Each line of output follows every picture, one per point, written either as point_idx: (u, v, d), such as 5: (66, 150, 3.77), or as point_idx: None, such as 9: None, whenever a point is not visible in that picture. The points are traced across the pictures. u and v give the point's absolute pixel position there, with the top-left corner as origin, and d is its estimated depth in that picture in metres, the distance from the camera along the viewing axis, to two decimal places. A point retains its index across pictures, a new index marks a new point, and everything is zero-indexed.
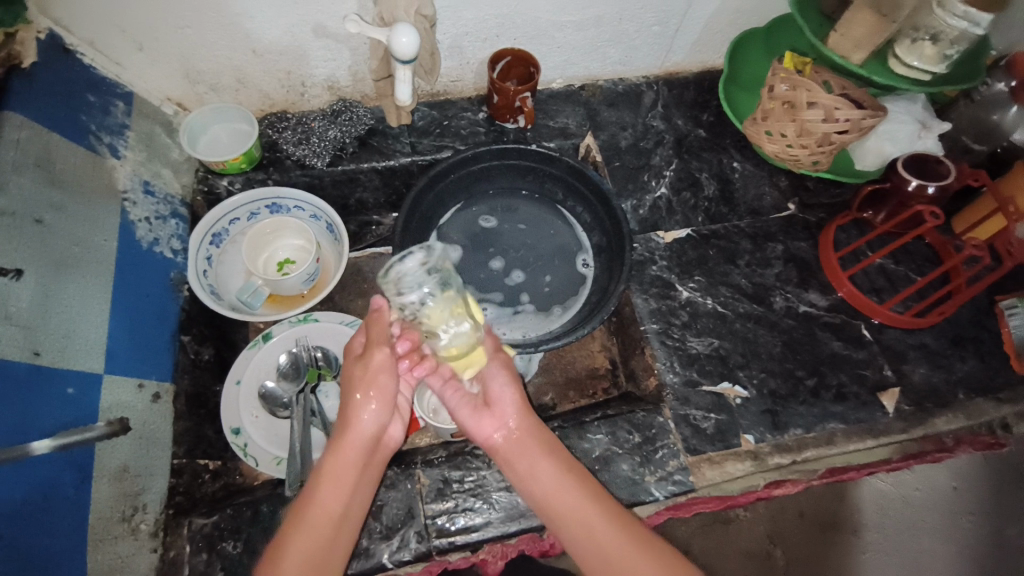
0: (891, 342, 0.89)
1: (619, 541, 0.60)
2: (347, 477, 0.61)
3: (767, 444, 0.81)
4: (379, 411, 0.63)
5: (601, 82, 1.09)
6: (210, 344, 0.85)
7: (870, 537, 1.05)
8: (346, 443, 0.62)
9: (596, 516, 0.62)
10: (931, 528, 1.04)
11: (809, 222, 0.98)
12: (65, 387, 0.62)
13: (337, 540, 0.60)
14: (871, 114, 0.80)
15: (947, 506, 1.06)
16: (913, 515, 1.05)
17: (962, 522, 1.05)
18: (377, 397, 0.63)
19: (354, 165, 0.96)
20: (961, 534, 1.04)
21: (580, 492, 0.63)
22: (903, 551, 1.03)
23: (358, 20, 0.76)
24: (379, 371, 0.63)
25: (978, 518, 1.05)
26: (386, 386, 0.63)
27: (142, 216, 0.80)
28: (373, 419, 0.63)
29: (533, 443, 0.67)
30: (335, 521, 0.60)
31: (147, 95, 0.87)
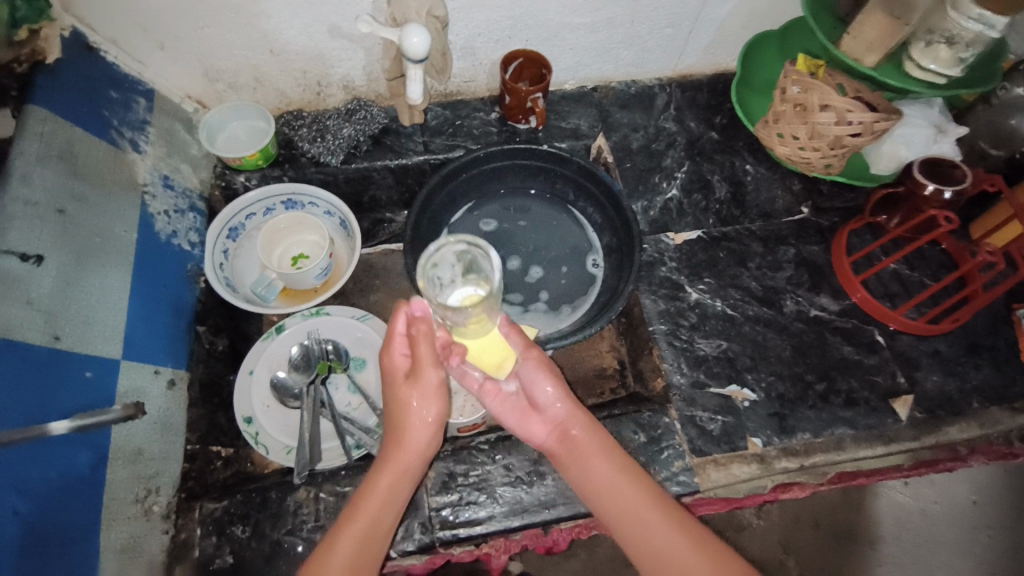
0: (904, 348, 0.87)
1: (670, 535, 0.61)
2: (395, 489, 0.64)
3: (774, 448, 0.80)
4: (428, 427, 0.66)
5: (614, 84, 1.09)
6: (225, 336, 0.87)
7: (886, 551, 1.06)
8: (398, 457, 0.65)
9: (653, 516, 0.63)
10: (949, 541, 1.05)
11: (821, 225, 0.97)
12: (83, 371, 0.64)
13: (379, 547, 0.62)
14: (884, 116, 0.79)
15: (966, 520, 1.06)
16: (933, 527, 1.06)
17: (981, 538, 1.06)
18: (427, 411, 0.66)
19: (367, 163, 0.97)
20: (977, 548, 1.05)
21: (637, 491, 0.64)
22: (918, 563, 1.04)
23: (370, 21, 0.78)
24: (429, 389, 0.65)
25: (997, 533, 1.06)
26: (433, 404, 0.66)
27: (161, 209, 0.82)
28: (422, 434, 0.66)
29: (594, 442, 0.67)
30: (379, 529, 0.62)
31: (168, 93, 0.89)
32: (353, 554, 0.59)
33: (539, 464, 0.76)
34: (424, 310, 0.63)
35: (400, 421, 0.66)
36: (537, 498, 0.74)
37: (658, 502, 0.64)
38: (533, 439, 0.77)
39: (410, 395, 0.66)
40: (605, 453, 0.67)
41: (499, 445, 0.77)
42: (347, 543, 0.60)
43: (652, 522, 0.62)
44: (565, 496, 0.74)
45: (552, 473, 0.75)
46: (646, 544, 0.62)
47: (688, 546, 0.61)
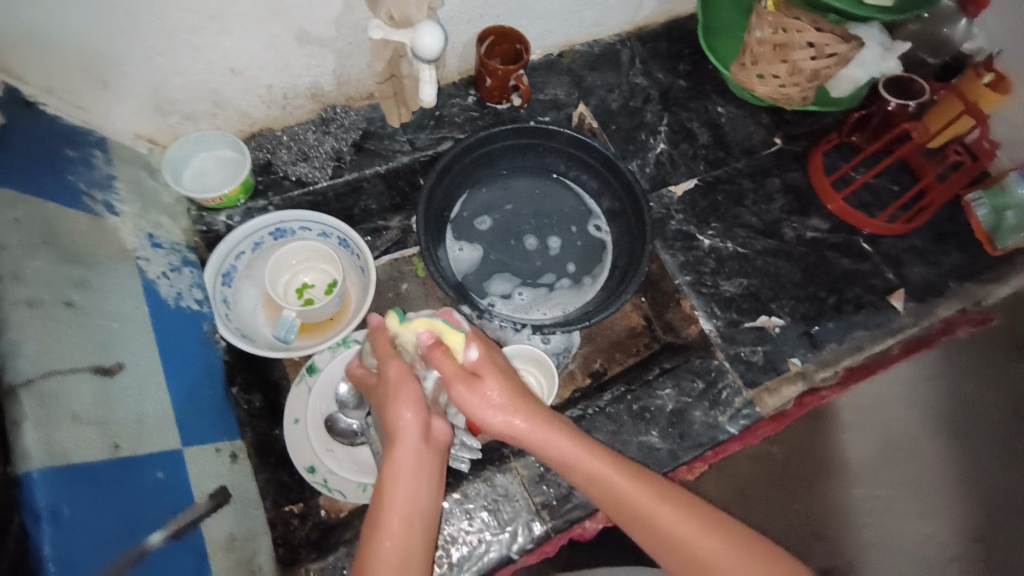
0: (888, 249, 0.98)
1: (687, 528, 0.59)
2: (415, 483, 0.59)
3: (811, 363, 0.89)
4: (422, 421, 0.62)
5: (578, 47, 1.07)
6: (258, 389, 0.82)
7: (849, 417, 0.99)
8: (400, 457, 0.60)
9: (669, 516, 0.60)
10: (898, 398, 0.99)
11: (796, 152, 1.04)
12: (154, 473, 0.58)
13: (417, 547, 0.57)
14: (853, 46, 0.85)
15: (918, 371, 0.99)
16: (883, 385, 0.99)
17: (932, 386, 1.00)
18: (415, 409, 0.62)
19: (357, 173, 0.91)
20: (927, 396, 1.00)
21: (652, 496, 0.61)
22: (876, 422, 0.99)
23: (380, 25, 0.73)
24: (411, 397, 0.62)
25: (947, 374, 1.00)
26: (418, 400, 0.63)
27: (160, 271, 0.73)
28: (417, 420, 0.61)
29: (556, 437, 0.63)
30: (409, 531, 0.58)
31: (120, 137, 0.78)
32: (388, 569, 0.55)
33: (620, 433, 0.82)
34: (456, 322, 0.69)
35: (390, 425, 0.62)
36: None
37: (669, 499, 0.61)
38: (608, 414, 0.83)
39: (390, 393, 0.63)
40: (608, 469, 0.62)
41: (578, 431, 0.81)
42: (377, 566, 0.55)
43: (669, 522, 0.60)
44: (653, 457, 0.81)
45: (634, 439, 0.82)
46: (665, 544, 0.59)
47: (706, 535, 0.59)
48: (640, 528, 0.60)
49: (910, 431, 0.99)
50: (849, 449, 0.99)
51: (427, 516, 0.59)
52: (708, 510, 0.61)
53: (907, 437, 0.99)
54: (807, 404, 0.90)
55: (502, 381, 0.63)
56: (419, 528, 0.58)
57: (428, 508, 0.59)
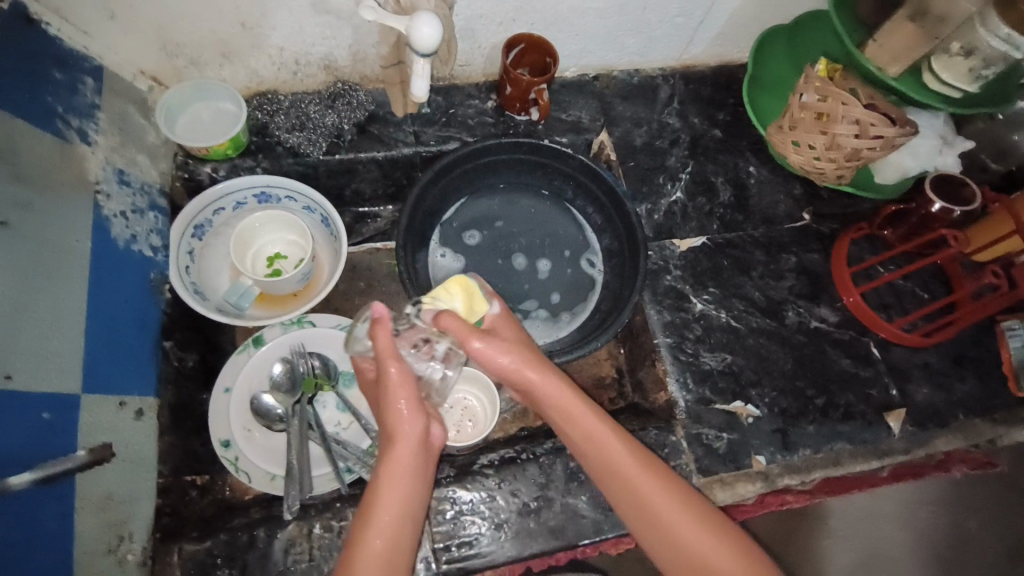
0: (897, 360, 0.89)
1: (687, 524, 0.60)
2: (411, 483, 0.61)
3: (777, 465, 0.81)
4: (423, 424, 0.63)
5: (616, 73, 1.02)
6: (196, 349, 0.80)
7: (834, 522, 0.95)
8: (400, 455, 0.61)
9: (670, 507, 0.61)
10: (890, 513, 0.96)
11: (822, 233, 0.96)
12: (40, 413, 0.58)
13: (409, 544, 0.59)
14: (903, 131, 0.77)
15: (909, 493, 0.96)
16: (874, 497, 0.95)
17: (920, 511, 0.96)
18: (417, 408, 0.63)
19: (352, 154, 0.88)
20: (919, 524, 0.95)
21: (653, 483, 0.62)
22: (862, 534, 0.94)
23: (375, 8, 0.71)
24: (405, 380, 0.63)
25: (937, 507, 0.97)
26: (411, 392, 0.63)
27: (118, 210, 0.73)
28: (417, 422, 0.63)
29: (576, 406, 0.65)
30: (403, 528, 0.58)
31: (119, 69, 0.77)
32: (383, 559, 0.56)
33: (547, 489, 0.73)
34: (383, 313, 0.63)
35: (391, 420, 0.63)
36: (545, 525, 0.72)
37: (673, 486, 0.63)
38: (541, 464, 0.75)
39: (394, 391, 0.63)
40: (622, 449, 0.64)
41: (505, 471, 0.74)
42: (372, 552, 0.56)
43: (670, 513, 0.61)
44: (575, 523, 0.72)
45: (559, 498, 0.73)
46: (663, 535, 0.61)
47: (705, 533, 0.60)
48: (641, 516, 0.62)
49: (898, 560, 0.94)
50: (827, 557, 0.93)
51: (419, 513, 0.60)
52: (706, 506, 0.62)
53: (889, 555, 0.94)
54: (768, 505, 0.81)
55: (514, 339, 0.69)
56: (410, 528, 0.59)
57: (417, 507, 0.60)
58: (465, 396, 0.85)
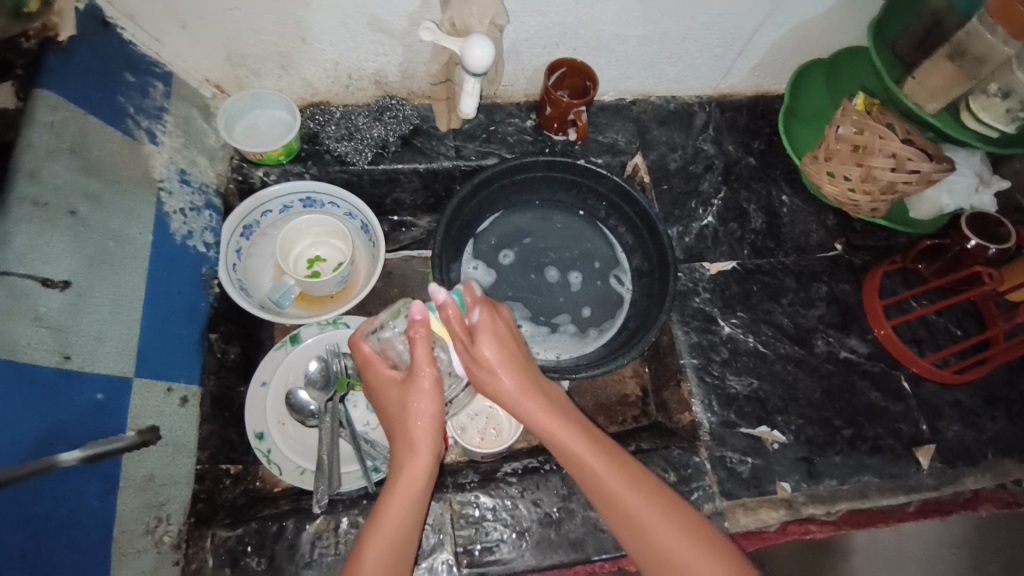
0: (927, 396, 0.87)
1: (692, 556, 0.59)
2: (419, 492, 0.62)
3: (802, 494, 0.80)
4: (439, 437, 0.64)
5: (654, 99, 1.04)
6: (237, 342, 0.83)
7: (859, 562, 0.92)
8: (412, 466, 0.62)
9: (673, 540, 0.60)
10: (918, 555, 0.93)
11: (854, 264, 0.96)
12: (94, 393, 0.61)
13: (411, 545, 0.61)
14: (939, 166, 0.77)
15: (936, 535, 0.94)
16: (901, 539, 0.93)
17: (947, 555, 0.94)
18: (436, 422, 0.63)
19: (395, 165, 0.92)
20: (944, 566, 0.93)
21: (654, 508, 0.61)
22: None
23: (432, 28, 0.74)
24: (427, 393, 0.62)
25: (964, 552, 0.95)
26: (433, 404, 0.63)
27: (178, 207, 0.77)
28: (433, 435, 0.63)
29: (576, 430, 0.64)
30: (407, 532, 0.61)
31: (185, 76, 0.82)
32: (384, 562, 0.59)
33: (569, 501, 0.74)
34: (422, 313, 0.62)
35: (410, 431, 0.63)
36: (565, 537, 0.72)
37: (678, 517, 0.62)
38: (563, 475, 0.75)
39: (416, 402, 0.63)
40: (619, 480, 0.62)
41: (528, 480, 0.75)
42: (375, 553, 0.59)
43: (674, 547, 0.60)
44: (595, 538, 0.72)
45: (581, 511, 0.74)
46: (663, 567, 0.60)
47: (712, 567, 0.59)
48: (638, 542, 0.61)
49: None
50: None
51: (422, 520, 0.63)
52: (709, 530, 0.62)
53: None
54: (791, 533, 0.81)
55: (501, 344, 0.64)
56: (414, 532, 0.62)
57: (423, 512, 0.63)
58: (491, 405, 0.85)
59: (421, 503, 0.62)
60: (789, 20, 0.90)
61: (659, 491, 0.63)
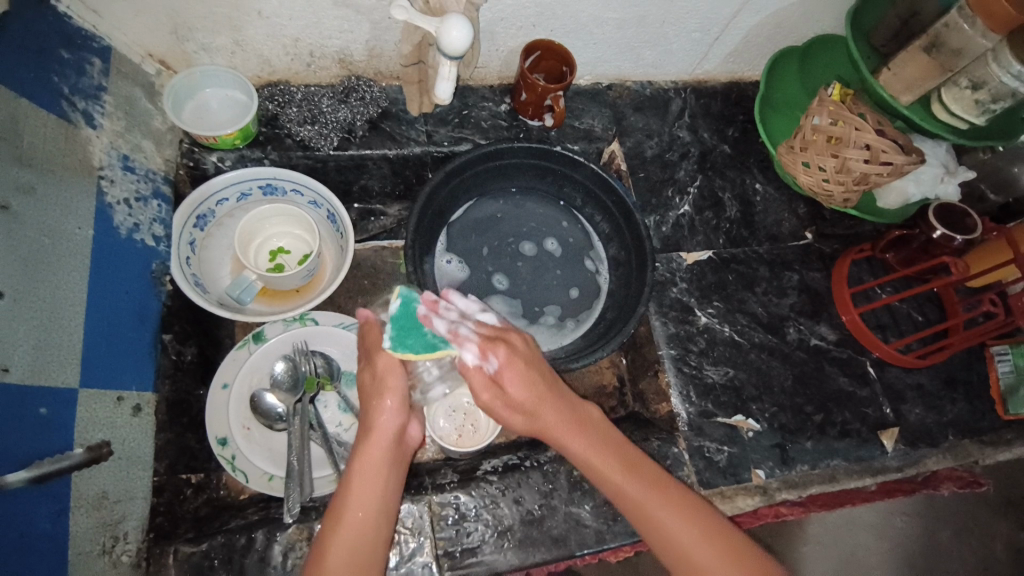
0: (892, 380, 0.91)
1: (682, 529, 0.60)
2: (384, 480, 0.61)
3: (776, 480, 0.82)
4: (401, 418, 0.64)
5: (630, 84, 1.02)
6: (194, 342, 0.77)
7: (812, 529, 0.96)
8: (370, 449, 0.62)
9: (641, 495, 0.61)
10: (868, 523, 0.98)
11: (824, 252, 0.97)
12: (37, 408, 0.56)
13: (383, 536, 0.59)
14: (911, 158, 0.78)
15: (884, 505, 0.98)
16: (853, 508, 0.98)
17: (894, 521, 0.98)
18: (398, 403, 0.64)
19: (363, 151, 0.86)
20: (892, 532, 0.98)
21: (671, 510, 0.60)
22: (840, 544, 0.96)
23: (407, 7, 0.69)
24: (388, 374, 0.64)
25: (912, 517, 0.99)
26: (394, 386, 0.64)
27: (121, 197, 0.71)
28: (394, 418, 0.63)
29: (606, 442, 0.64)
30: (375, 520, 0.59)
31: (126, 50, 0.74)
32: (351, 552, 0.56)
33: (551, 497, 0.73)
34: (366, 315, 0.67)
35: (370, 414, 0.64)
36: (549, 534, 0.71)
37: (687, 512, 0.61)
38: (545, 472, 0.74)
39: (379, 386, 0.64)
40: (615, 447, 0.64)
41: (510, 477, 0.74)
42: (343, 544, 0.57)
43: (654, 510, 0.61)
44: (577, 533, 0.72)
45: (563, 508, 0.73)
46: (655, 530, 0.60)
47: (688, 526, 0.60)
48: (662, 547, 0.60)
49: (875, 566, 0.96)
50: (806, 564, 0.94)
51: (392, 508, 0.61)
52: (705, 514, 0.61)
53: (868, 565, 0.96)
54: (763, 516, 0.83)
55: (528, 381, 0.63)
56: (385, 520, 0.60)
57: (391, 502, 0.61)
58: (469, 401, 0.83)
59: (388, 488, 0.61)
60: (767, 5, 0.88)
61: (676, 492, 0.62)
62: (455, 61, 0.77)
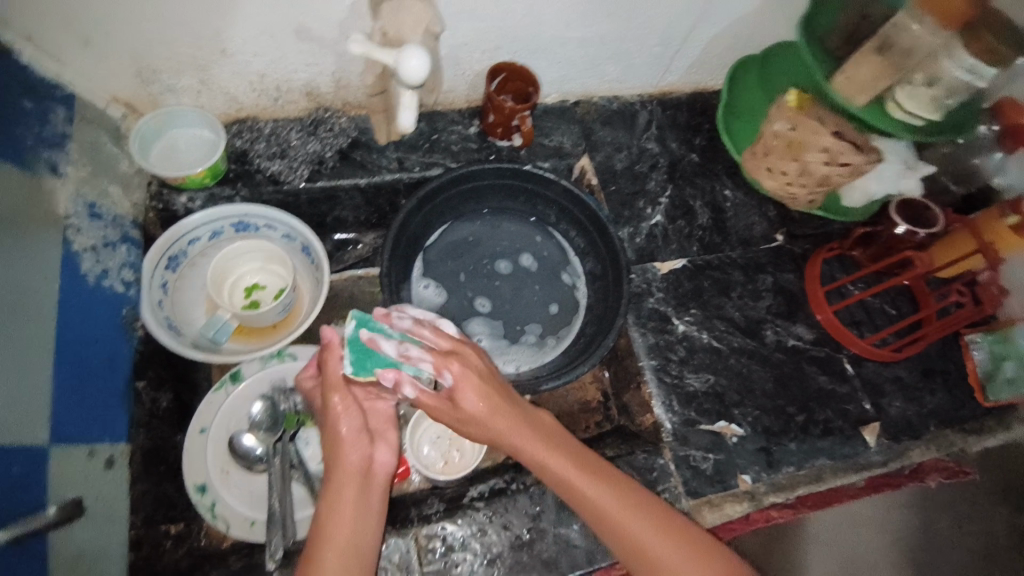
0: (870, 376, 0.92)
1: (648, 527, 0.62)
2: (358, 510, 0.62)
3: (762, 484, 0.83)
4: (366, 449, 0.65)
5: (596, 99, 1.03)
6: (169, 388, 0.77)
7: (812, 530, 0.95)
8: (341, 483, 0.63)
9: (601, 491, 0.63)
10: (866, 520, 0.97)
11: (795, 253, 0.99)
12: (11, 466, 0.56)
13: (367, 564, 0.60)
14: (866, 157, 0.81)
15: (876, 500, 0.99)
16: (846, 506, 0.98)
17: (892, 513, 0.97)
18: (359, 434, 0.65)
19: (335, 181, 0.86)
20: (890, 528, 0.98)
21: (636, 512, 0.63)
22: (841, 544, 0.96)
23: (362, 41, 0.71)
24: (346, 409, 0.65)
25: (908, 509, 0.99)
26: (350, 421, 0.65)
27: (88, 245, 0.71)
28: (358, 449, 0.64)
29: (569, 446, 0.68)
30: (356, 548, 0.60)
31: (90, 96, 0.74)
32: None
33: (539, 520, 0.73)
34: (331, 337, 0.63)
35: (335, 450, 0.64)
36: (539, 556, 0.71)
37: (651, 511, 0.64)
38: (532, 493, 0.74)
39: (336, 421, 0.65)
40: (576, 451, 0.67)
41: (496, 502, 0.74)
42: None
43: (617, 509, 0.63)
44: (568, 554, 0.72)
45: (552, 529, 0.73)
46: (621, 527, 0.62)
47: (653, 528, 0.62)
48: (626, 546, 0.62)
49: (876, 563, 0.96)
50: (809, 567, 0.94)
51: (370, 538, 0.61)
52: (668, 515, 0.65)
53: (866, 562, 0.96)
54: (755, 521, 0.82)
55: (486, 394, 0.64)
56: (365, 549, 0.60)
57: (370, 532, 0.61)
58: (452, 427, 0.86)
59: (365, 518, 0.62)
60: (723, 17, 0.91)
61: (639, 494, 0.65)
62: (417, 90, 0.78)
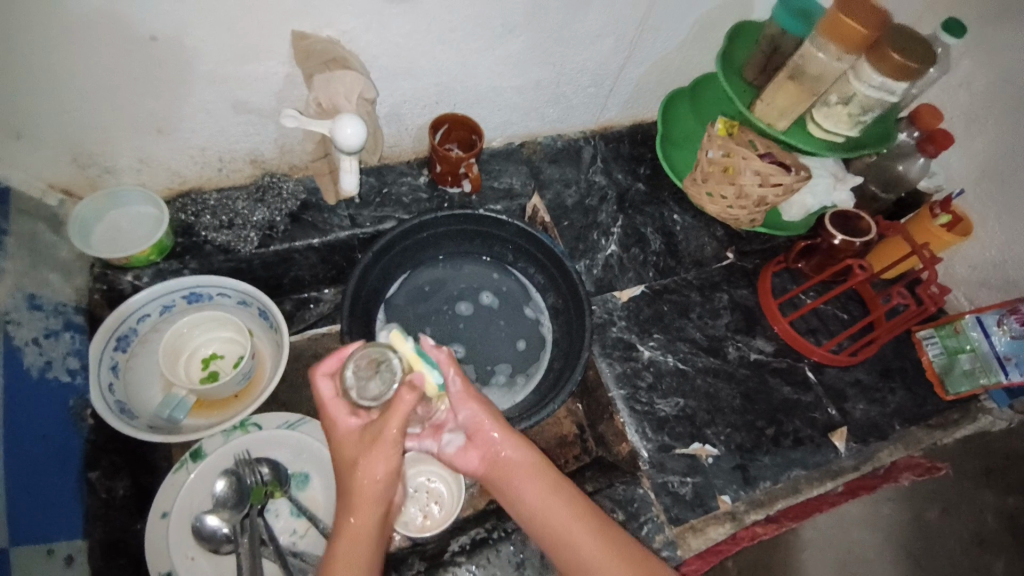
0: (832, 381, 0.94)
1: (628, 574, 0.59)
2: (371, 548, 0.55)
3: (742, 502, 0.83)
4: (393, 485, 0.56)
5: (541, 139, 1.07)
6: (126, 474, 0.74)
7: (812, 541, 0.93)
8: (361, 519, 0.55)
9: (577, 529, 0.61)
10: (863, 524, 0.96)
11: (747, 269, 1.03)
12: None
13: None
14: (799, 176, 0.84)
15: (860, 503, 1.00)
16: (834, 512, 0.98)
17: (882, 511, 0.93)
18: (391, 471, 0.56)
19: (287, 245, 0.87)
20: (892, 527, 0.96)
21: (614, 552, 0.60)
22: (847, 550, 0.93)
23: (296, 115, 0.73)
24: (388, 446, 0.55)
25: None
26: (391, 460, 0.55)
27: (30, 337, 0.70)
28: (387, 485, 0.56)
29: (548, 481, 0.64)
30: None
31: (24, 187, 0.74)
32: None
33: (523, 568, 0.72)
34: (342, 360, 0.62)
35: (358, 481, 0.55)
36: None
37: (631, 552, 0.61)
38: (514, 541, 0.73)
39: (372, 455, 0.55)
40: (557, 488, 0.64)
41: (478, 554, 0.72)
42: None
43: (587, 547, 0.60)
44: None
45: None
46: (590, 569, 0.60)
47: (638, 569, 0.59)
48: None
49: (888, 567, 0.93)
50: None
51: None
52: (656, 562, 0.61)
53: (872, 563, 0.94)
54: (742, 539, 0.82)
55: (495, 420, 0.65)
56: None
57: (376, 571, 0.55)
58: (428, 479, 0.84)
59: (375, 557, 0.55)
60: (648, 56, 0.96)
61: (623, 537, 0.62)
62: (357, 153, 0.80)
